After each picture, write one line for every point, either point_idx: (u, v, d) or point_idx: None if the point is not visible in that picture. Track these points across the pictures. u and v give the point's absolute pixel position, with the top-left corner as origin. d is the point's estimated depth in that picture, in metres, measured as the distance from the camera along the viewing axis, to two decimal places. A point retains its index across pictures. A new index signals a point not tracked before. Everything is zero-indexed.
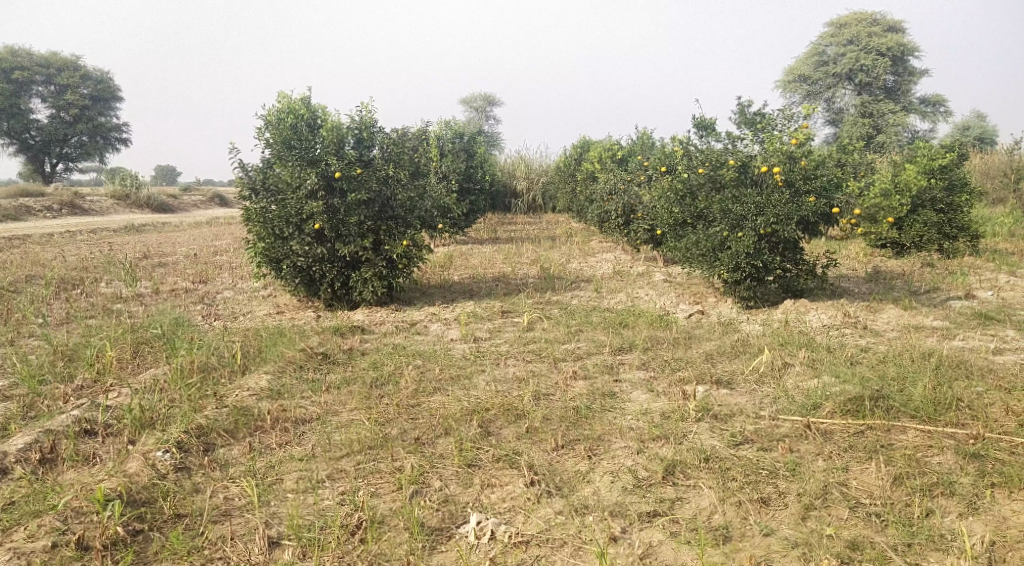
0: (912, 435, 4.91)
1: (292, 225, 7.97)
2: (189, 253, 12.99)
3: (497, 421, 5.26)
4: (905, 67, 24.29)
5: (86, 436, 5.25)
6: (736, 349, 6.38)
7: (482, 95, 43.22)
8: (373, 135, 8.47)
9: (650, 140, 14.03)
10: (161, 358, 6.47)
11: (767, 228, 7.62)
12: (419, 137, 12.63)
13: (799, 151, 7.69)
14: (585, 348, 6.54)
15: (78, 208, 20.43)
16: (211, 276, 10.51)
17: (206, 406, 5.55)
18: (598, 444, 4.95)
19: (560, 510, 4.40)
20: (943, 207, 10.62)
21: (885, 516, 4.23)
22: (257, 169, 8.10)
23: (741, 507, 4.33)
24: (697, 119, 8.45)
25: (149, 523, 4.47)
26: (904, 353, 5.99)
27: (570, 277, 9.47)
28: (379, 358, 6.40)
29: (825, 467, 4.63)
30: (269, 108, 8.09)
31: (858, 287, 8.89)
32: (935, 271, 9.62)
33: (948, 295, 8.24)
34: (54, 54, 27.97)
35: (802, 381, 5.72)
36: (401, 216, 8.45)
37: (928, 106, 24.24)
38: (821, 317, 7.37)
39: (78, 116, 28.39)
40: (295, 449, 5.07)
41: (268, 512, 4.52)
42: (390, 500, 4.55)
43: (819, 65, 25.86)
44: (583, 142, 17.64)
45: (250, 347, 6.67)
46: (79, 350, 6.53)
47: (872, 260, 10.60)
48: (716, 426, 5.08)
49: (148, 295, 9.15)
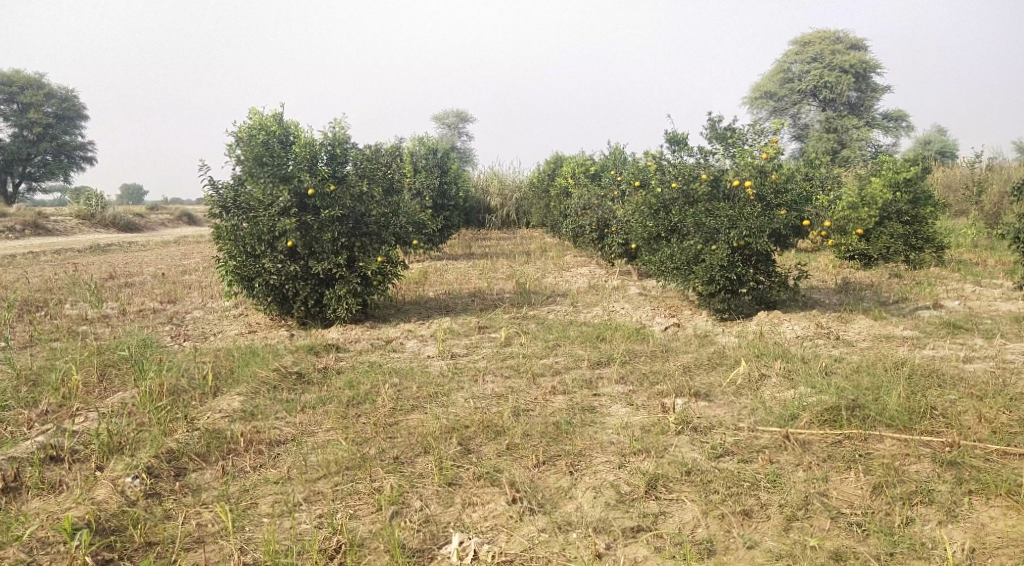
0: (889, 443, 4.96)
1: (264, 243, 7.89)
2: (158, 272, 12.83)
3: (477, 439, 5.23)
4: (868, 83, 24.78)
5: (52, 463, 5.12)
6: (713, 361, 6.42)
7: (454, 111, 43.30)
8: (346, 151, 8.42)
9: (622, 155, 14.13)
10: (129, 381, 6.35)
11: (739, 241, 7.68)
12: (391, 154, 12.61)
13: (770, 165, 7.78)
14: (563, 363, 6.54)
15: (42, 228, 20.11)
16: (180, 296, 10.37)
17: (177, 430, 5.45)
18: (579, 459, 4.93)
19: (543, 528, 4.37)
20: (909, 219, 10.80)
21: (866, 525, 4.25)
22: (228, 186, 8.01)
23: (724, 521, 4.33)
24: (669, 134, 8.52)
25: (119, 551, 4.37)
26: (878, 363, 6.06)
27: (546, 292, 9.47)
28: (355, 377, 6.34)
29: (805, 478, 4.65)
30: (239, 126, 8.02)
31: (830, 298, 9.00)
32: (903, 281, 9.77)
33: (917, 304, 8.37)
34: (16, 73, 27.60)
35: (779, 392, 5.76)
36: (375, 232, 8.41)
37: (891, 120, 24.71)
38: (794, 328, 7.43)
39: (42, 135, 27.99)
40: (270, 472, 4.99)
41: (243, 537, 4.43)
42: (370, 521, 4.49)
43: (784, 82, 26.29)
44: (556, 158, 17.72)
45: (221, 368, 6.57)
46: (44, 375, 6.39)
47: (842, 272, 10.75)
48: (696, 439, 5.09)
49: (115, 317, 8.99)
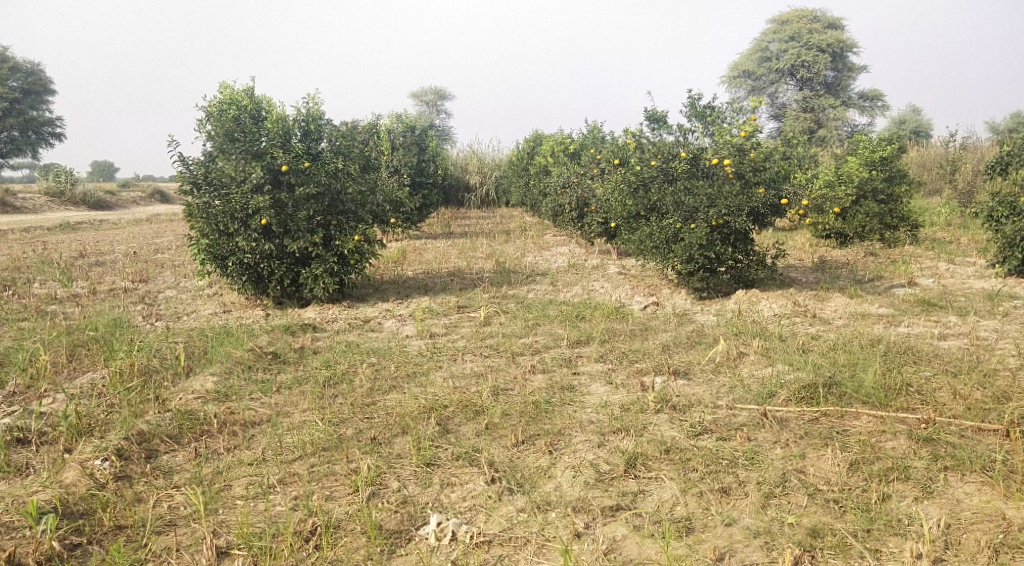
0: (865, 420, 4.98)
1: (238, 221, 7.76)
2: (129, 251, 12.61)
3: (456, 418, 5.20)
4: (844, 63, 24.83)
5: (19, 445, 5.04)
6: (692, 339, 6.42)
7: (432, 89, 42.95)
8: (321, 127, 8.33)
9: (601, 132, 14.05)
10: (100, 361, 6.25)
11: (718, 220, 7.67)
12: (368, 131, 12.46)
13: (748, 144, 7.77)
14: (543, 342, 6.51)
15: (10, 206, 19.70)
16: (152, 275, 10.21)
17: (148, 411, 5.37)
18: (558, 439, 4.90)
19: (521, 508, 4.34)
20: (884, 197, 10.85)
21: (843, 502, 4.28)
22: (199, 163, 7.84)
23: (703, 498, 4.34)
24: (649, 112, 8.46)
25: (87, 535, 4.29)
26: (854, 341, 6.09)
27: (525, 271, 9.42)
28: (332, 357, 6.26)
29: (783, 455, 4.67)
30: (210, 101, 7.85)
31: (806, 276, 9.03)
32: (879, 259, 9.84)
33: (892, 282, 8.43)
34: None
35: (757, 369, 5.78)
36: (351, 210, 8.29)
37: (867, 100, 24.78)
38: (772, 307, 7.45)
39: (9, 111, 27.37)
40: (244, 454, 4.93)
41: (216, 521, 4.37)
42: (346, 502, 4.44)
43: (762, 61, 26.27)
44: (534, 137, 17.60)
45: (194, 348, 6.47)
46: (11, 355, 6.27)
47: (818, 251, 10.78)
48: (675, 417, 5.09)
49: (86, 296, 8.84)
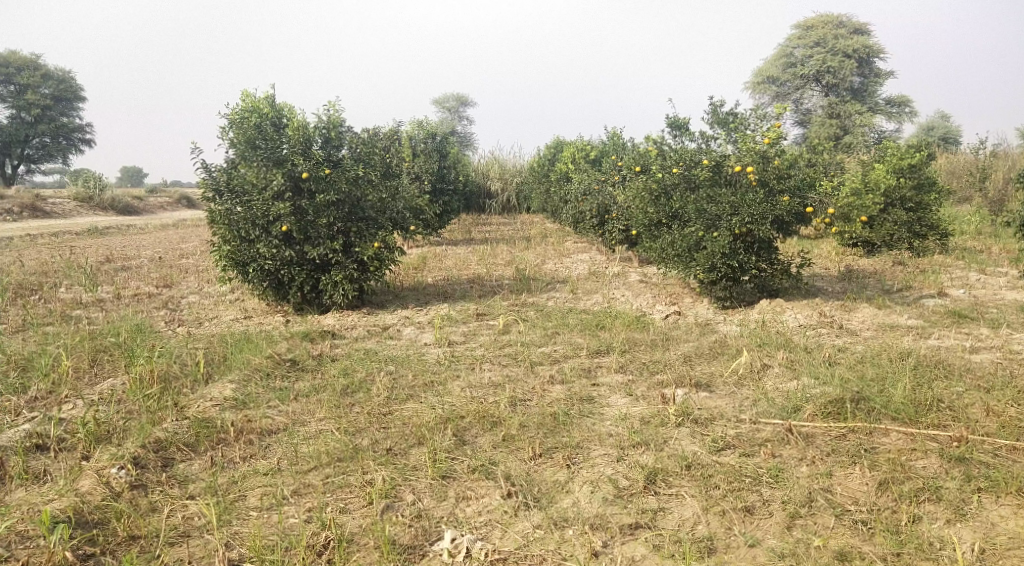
0: (894, 438, 4.83)
1: (259, 227, 7.77)
2: (154, 256, 12.69)
3: (473, 430, 5.11)
4: (871, 68, 24.51)
5: (38, 452, 5.02)
6: (714, 350, 6.29)
7: (454, 95, 43.02)
8: (342, 134, 8.29)
9: (623, 139, 13.93)
10: (120, 367, 6.24)
11: (741, 228, 7.54)
12: (390, 138, 12.43)
13: (772, 151, 7.62)
14: (562, 351, 6.41)
15: (40, 210, 19.95)
16: (176, 280, 10.24)
17: (166, 418, 5.34)
18: (576, 452, 4.81)
19: (537, 524, 4.25)
20: (913, 206, 10.62)
21: (872, 523, 4.14)
22: (222, 170, 7.85)
23: (725, 517, 4.22)
24: (671, 118, 8.35)
25: (101, 546, 4.26)
26: (883, 353, 5.92)
27: (546, 278, 9.34)
28: (349, 364, 6.21)
29: (808, 473, 4.54)
30: (232, 108, 7.85)
31: (832, 286, 8.86)
32: (907, 269, 9.64)
33: (922, 293, 8.23)
34: (15, 53, 27.30)
35: (781, 382, 5.64)
36: (372, 217, 8.28)
37: (894, 106, 24.45)
38: (797, 317, 7.30)
39: (40, 117, 27.76)
40: (260, 463, 4.88)
41: (229, 532, 4.32)
42: (360, 515, 4.37)
43: (787, 66, 26.02)
44: (556, 143, 17.51)
45: (214, 354, 6.45)
46: (34, 360, 6.28)
47: (844, 260, 10.60)
48: (697, 431, 4.97)
49: (110, 301, 8.87)
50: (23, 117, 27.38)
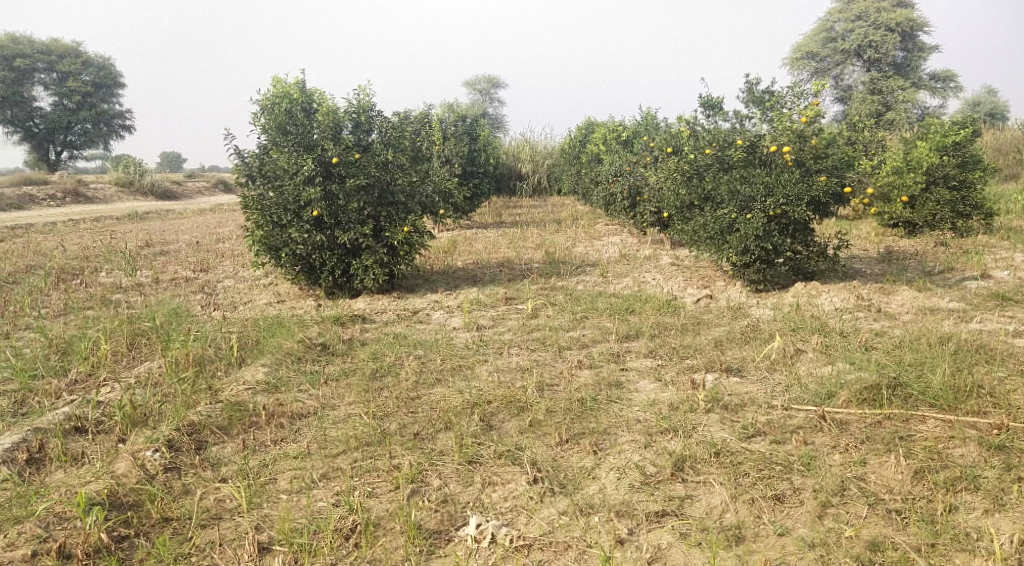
0: (931, 425, 4.71)
1: (291, 212, 7.79)
2: (191, 240, 12.84)
3: (500, 415, 5.09)
4: (914, 42, 23.85)
5: (76, 434, 5.10)
6: (747, 335, 6.18)
7: (486, 77, 42.82)
8: (372, 119, 8.27)
9: (656, 119, 13.74)
10: (157, 351, 6.32)
11: (776, 210, 7.39)
12: (421, 121, 12.40)
13: (809, 130, 7.45)
14: (591, 336, 6.35)
15: (82, 196, 20.31)
16: (212, 264, 10.35)
17: (200, 401, 5.39)
18: (603, 438, 4.76)
19: (564, 510, 4.22)
20: (956, 184, 10.31)
21: (906, 513, 4.05)
22: (254, 155, 7.88)
23: (755, 505, 4.15)
24: (704, 98, 8.20)
25: (135, 527, 4.31)
26: (921, 338, 5.76)
27: (576, 261, 9.27)
28: (379, 348, 6.22)
29: (841, 461, 4.44)
30: (264, 94, 7.87)
31: (871, 268, 8.66)
32: (949, 250, 9.38)
33: (964, 275, 8.01)
34: (56, 41, 27.69)
35: (815, 368, 5.52)
36: (401, 201, 8.26)
37: (938, 81, 23.80)
38: (833, 300, 7.15)
39: (81, 104, 28.21)
40: (290, 447, 4.91)
41: (259, 515, 4.35)
42: (387, 500, 4.38)
43: (827, 42, 25.43)
44: (588, 124, 17.34)
45: (247, 338, 6.50)
46: (74, 344, 6.38)
47: (884, 241, 10.35)
48: (726, 417, 4.89)
49: (148, 285, 8.99)
50: (65, 104, 27.84)
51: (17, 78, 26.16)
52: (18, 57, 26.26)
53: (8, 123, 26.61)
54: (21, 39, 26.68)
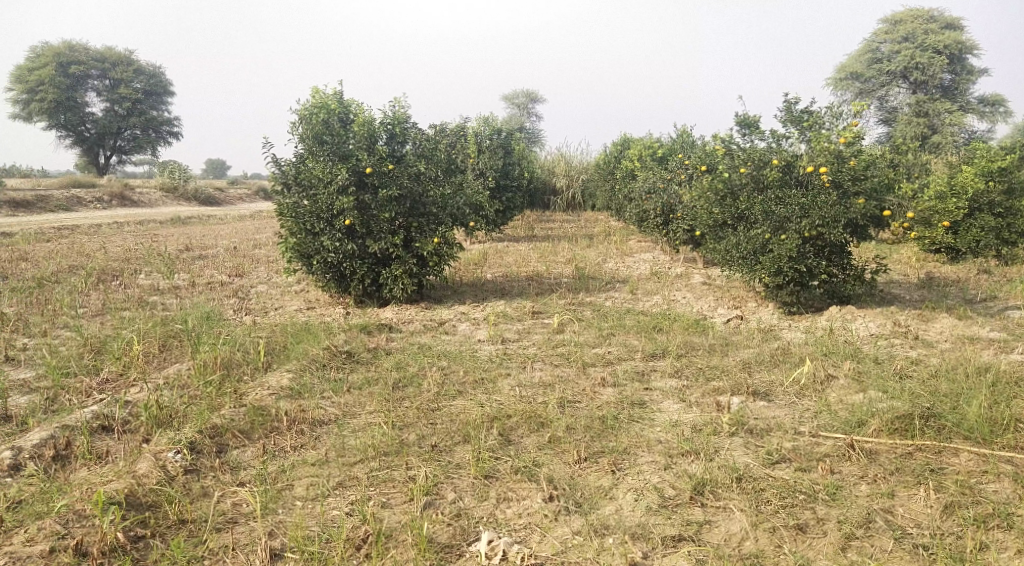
0: (965, 458, 4.54)
1: (323, 221, 7.84)
2: (229, 246, 12.98)
3: (520, 430, 5.02)
4: (962, 65, 23.37)
5: (103, 432, 5.14)
6: (776, 358, 6.04)
7: (525, 92, 43.01)
8: (407, 130, 8.28)
9: (693, 137, 13.62)
10: (187, 353, 6.36)
11: (811, 231, 7.25)
12: (456, 133, 12.45)
13: (848, 151, 7.30)
14: (616, 353, 6.26)
15: (128, 200, 20.71)
16: (248, 270, 10.44)
17: (224, 404, 5.40)
18: (623, 458, 4.67)
19: (578, 530, 4.14)
20: (1002, 211, 10.03)
21: (934, 549, 3.90)
22: (290, 164, 7.94)
23: (776, 534, 4.03)
24: (740, 117, 8.09)
25: (152, 528, 4.31)
26: (958, 367, 5.57)
27: (605, 277, 9.18)
28: (403, 358, 6.19)
29: (868, 492, 4.30)
30: (302, 104, 7.94)
31: (909, 294, 8.44)
32: (992, 278, 9.11)
33: (1006, 304, 7.76)
34: (110, 49, 28.38)
35: (846, 395, 5.36)
36: (433, 213, 8.26)
37: (987, 105, 23.30)
38: (868, 326, 6.97)
39: (131, 110, 28.85)
40: (308, 454, 4.89)
41: (273, 521, 4.33)
42: (400, 511, 4.33)
43: (872, 62, 25.04)
44: (624, 140, 17.25)
45: (274, 343, 6.52)
46: (107, 343, 6.45)
47: (924, 266, 10.10)
48: (751, 442, 4.77)
49: (184, 288, 9.09)
50: (116, 110, 28.49)
51: (70, 84, 26.85)
52: (73, 64, 26.95)
53: (61, 128, 27.30)
54: (77, 47, 27.39)
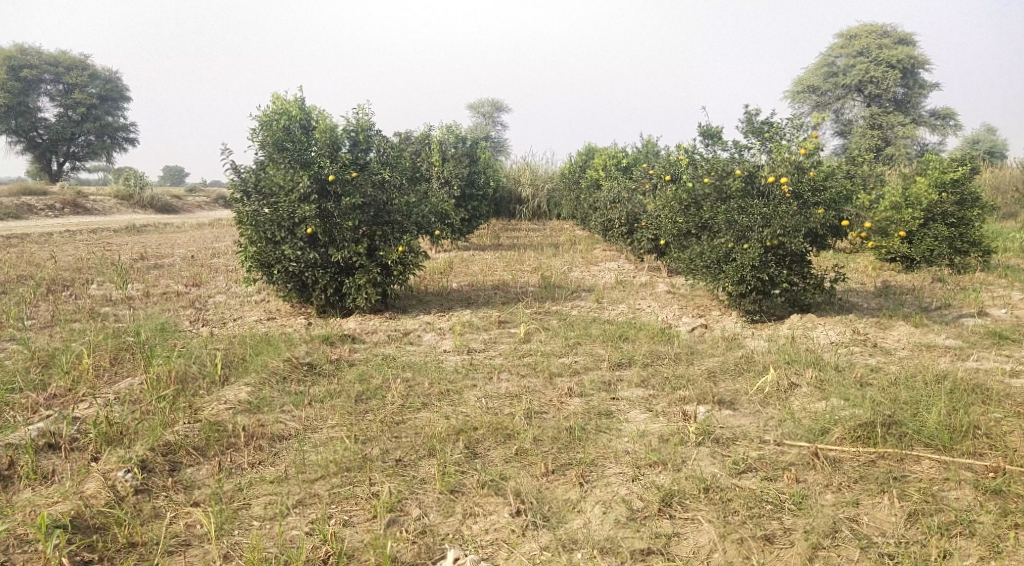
0: (926, 466, 4.60)
1: (285, 229, 7.70)
2: (187, 255, 12.72)
3: (486, 442, 4.97)
4: (915, 79, 23.93)
5: (49, 451, 4.97)
6: (740, 366, 6.07)
7: (489, 102, 43.10)
8: (370, 138, 8.20)
9: (656, 147, 13.73)
10: (140, 366, 6.19)
11: (773, 240, 7.33)
12: (420, 142, 12.38)
13: (808, 162, 7.40)
14: (583, 363, 6.24)
15: (81, 207, 20.21)
16: (205, 279, 10.24)
17: (178, 420, 5.26)
18: (590, 470, 4.64)
19: (545, 546, 4.10)
20: (955, 221, 10.25)
21: (898, 557, 3.94)
22: (251, 171, 7.81)
23: (743, 546, 4.03)
24: (703, 127, 8.16)
25: (99, 552, 4.18)
26: (917, 375, 5.66)
27: (570, 286, 9.18)
28: (367, 370, 6.10)
29: (833, 502, 4.33)
30: (262, 110, 7.83)
31: (868, 302, 8.59)
32: (947, 286, 9.31)
33: (961, 312, 7.93)
34: (64, 54, 27.77)
35: (809, 403, 5.41)
36: (397, 221, 8.18)
37: (938, 118, 23.88)
38: (828, 334, 7.06)
39: (86, 116, 28.23)
40: (267, 470, 4.78)
41: (229, 542, 4.22)
42: (363, 529, 4.25)
43: (828, 76, 25.51)
44: (588, 149, 17.32)
45: (232, 356, 6.38)
46: (56, 357, 6.25)
47: (881, 275, 10.29)
48: (717, 452, 4.78)
49: (138, 299, 8.87)
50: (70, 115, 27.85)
51: (22, 89, 26.20)
52: (25, 68, 26.30)
53: (12, 133, 26.61)
54: (29, 51, 26.74)
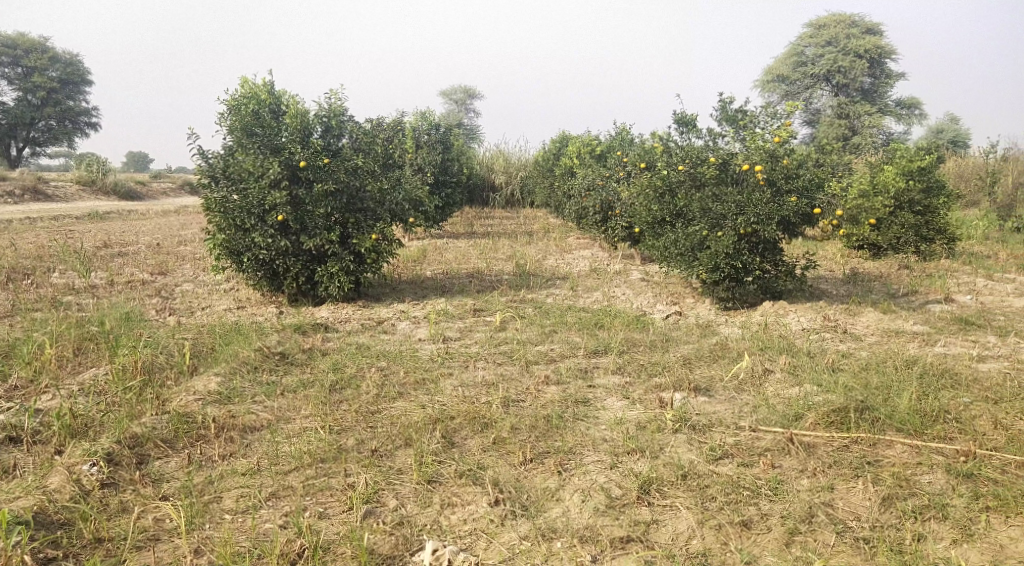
0: (899, 450, 4.66)
1: (255, 216, 7.56)
2: (153, 242, 12.48)
3: (463, 431, 4.94)
4: (882, 69, 24.20)
5: (11, 445, 4.85)
6: (715, 353, 6.11)
7: (462, 89, 42.86)
8: (342, 123, 8.09)
9: (630, 134, 13.74)
10: (105, 357, 6.05)
11: (746, 228, 7.37)
12: (393, 128, 12.25)
13: (781, 150, 7.43)
14: (559, 351, 6.23)
15: (42, 194, 19.76)
16: (172, 268, 10.06)
17: (146, 412, 5.16)
18: (568, 459, 4.64)
19: (525, 535, 4.08)
20: (922, 209, 10.39)
21: (874, 541, 3.98)
22: (219, 156, 7.66)
23: (721, 532, 4.05)
24: (678, 115, 8.17)
25: (65, 548, 4.08)
26: (888, 361, 5.73)
27: (545, 274, 9.16)
28: (340, 359, 6.04)
29: (809, 487, 4.37)
30: (231, 94, 7.69)
31: (838, 288, 8.69)
32: (914, 273, 9.44)
33: (928, 298, 8.04)
34: (23, 36, 27.07)
35: (783, 389, 5.45)
36: (370, 208, 8.09)
37: (903, 108, 24.20)
38: (800, 320, 7.12)
39: (46, 100, 27.57)
40: (239, 462, 4.71)
41: (200, 536, 4.15)
42: (339, 521, 4.20)
43: (797, 65, 25.72)
44: (562, 137, 17.30)
45: (201, 346, 6.27)
46: (17, 347, 6.09)
47: (850, 262, 10.42)
48: (694, 439, 4.80)
49: (102, 288, 8.68)
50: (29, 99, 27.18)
51: None
52: None
53: None
54: None
